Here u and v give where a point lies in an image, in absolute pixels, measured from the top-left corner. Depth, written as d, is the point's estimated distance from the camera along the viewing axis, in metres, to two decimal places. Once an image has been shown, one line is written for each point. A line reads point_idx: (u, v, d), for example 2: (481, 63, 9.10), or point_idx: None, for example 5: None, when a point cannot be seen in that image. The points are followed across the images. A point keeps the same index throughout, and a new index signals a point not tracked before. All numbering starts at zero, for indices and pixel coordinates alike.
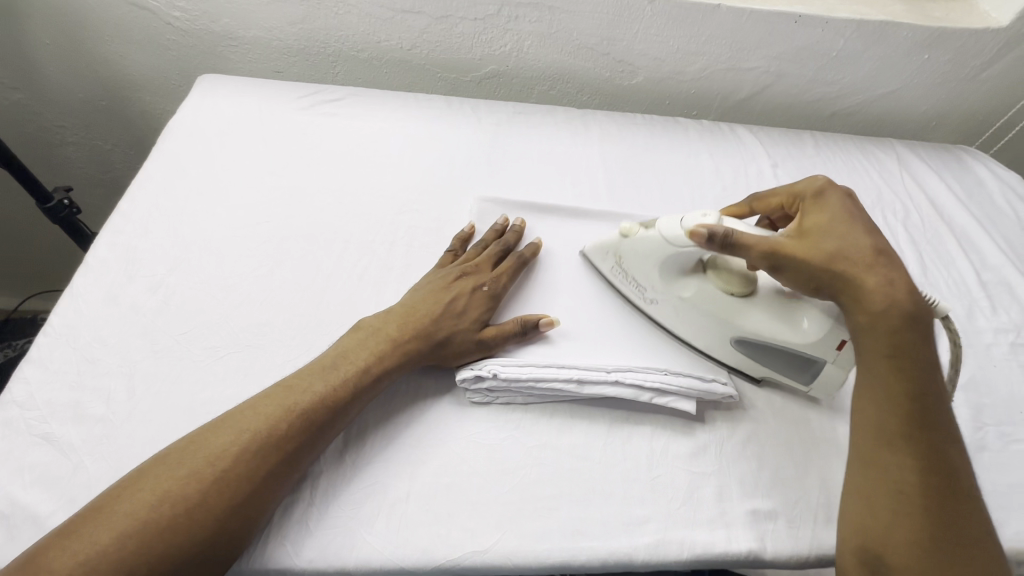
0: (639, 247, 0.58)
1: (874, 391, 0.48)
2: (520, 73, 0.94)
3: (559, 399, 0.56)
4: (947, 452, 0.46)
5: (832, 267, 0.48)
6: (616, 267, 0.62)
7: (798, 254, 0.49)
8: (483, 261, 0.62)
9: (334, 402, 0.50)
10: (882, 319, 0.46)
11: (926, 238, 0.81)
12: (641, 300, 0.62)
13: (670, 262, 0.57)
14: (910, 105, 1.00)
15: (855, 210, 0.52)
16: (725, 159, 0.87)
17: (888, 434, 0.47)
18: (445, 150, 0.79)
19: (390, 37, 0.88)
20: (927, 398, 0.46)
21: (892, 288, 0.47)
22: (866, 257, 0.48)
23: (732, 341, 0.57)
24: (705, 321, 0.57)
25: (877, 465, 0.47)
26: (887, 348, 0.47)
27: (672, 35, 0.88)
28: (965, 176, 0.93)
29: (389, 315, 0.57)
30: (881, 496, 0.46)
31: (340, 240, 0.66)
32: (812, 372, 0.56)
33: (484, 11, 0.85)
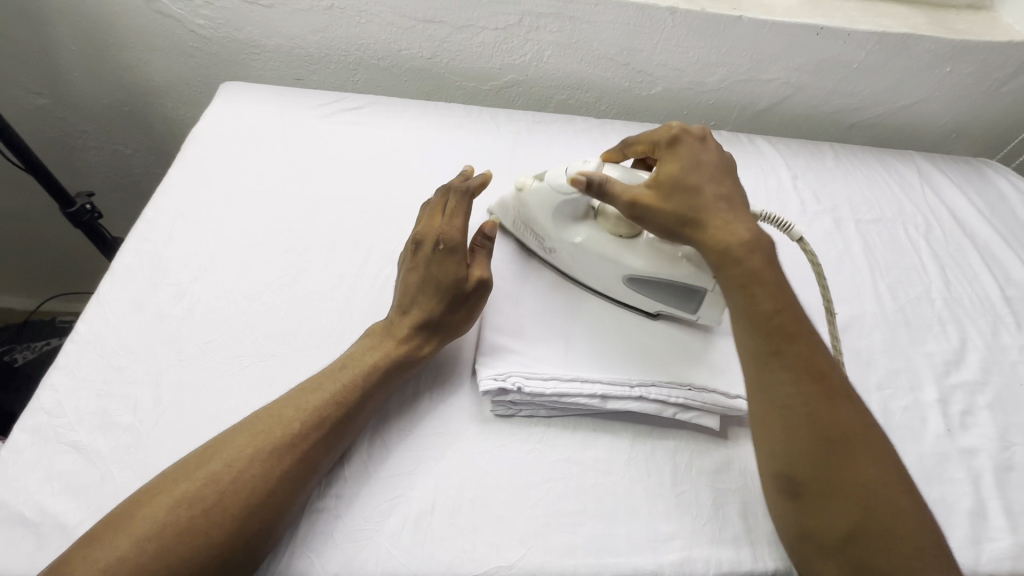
0: (531, 198, 0.63)
1: (740, 316, 0.51)
2: (539, 82, 0.94)
3: (582, 413, 0.56)
4: (816, 359, 0.49)
5: (682, 214, 0.55)
6: (517, 219, 0.67)
7: (653, 203, 0.55)
8: (425, 223, 0.59)
9: (350, 406, 0.50)
10: (731, 253, 0.52)
11: (949, 252, 0.80)
12: (546, 254, 0.66)
13: (557, 211, 0.61)
14: (931, 116, 0.99)
15: (701, 154, 0.58)
16: (745, 170, 0.86)
17: (760, 356, 0.50)
18: (466, 159, 0.79)
19: (411, 45, 0.88)
20: (783, 314, 0.50)
21: (733, 228, 0.53)
22: (711, 202, 0.55)
23: (624, 281, 0.61)
24: (599, 262, 0.61)
25: (760, 387, 0.49)
26: (737, 279, 0.52)
27: (693, 46, 0.88)
28: (985, 188, 0.92)
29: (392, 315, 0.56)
30: (771, 419, 0.48)
31: (362, 248, 0.67)
32: (697, 299, 0.59)
33: (505, 21, 0.85)
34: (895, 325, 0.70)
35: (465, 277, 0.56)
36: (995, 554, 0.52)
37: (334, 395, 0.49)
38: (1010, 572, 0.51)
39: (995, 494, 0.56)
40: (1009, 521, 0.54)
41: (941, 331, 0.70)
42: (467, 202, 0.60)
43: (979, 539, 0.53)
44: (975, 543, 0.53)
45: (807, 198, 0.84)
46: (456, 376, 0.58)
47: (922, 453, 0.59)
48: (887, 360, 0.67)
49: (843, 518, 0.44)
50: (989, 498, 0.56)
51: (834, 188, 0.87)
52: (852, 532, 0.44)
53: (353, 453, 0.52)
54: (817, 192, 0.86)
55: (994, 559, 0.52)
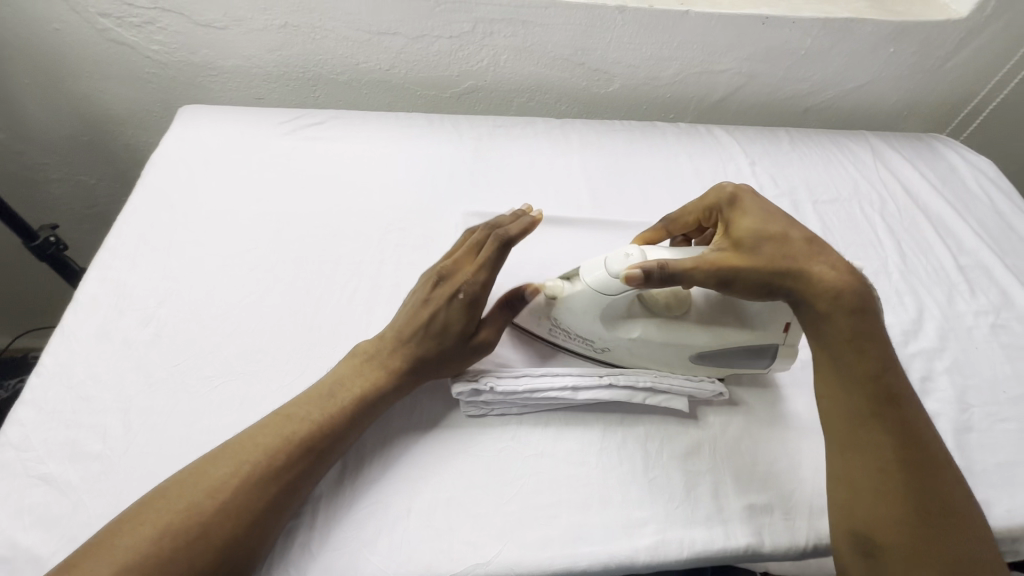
0: (567, 306, 0.55)
1: (842, 378, 0.50)
2: (498, 87, 0.95)
3: (555, 407, 0.57)
4: (916, 429, 0.49)
5: (778, 269, 0.51)
6: (548, 326, 0.58)
7: (742, 264, 0.51)
8: (457, 260, 0.57)
9: (330, 428, 0.50)
10: (840, 302, 0.50)
11: (904, 227, 0.83)
12: (596, 355, 0.59)
13: (608, 311, 0.55)
14: (881, 96, 1.02)
15: (767, 205, 0.55)
16: (705, 161, 0.88)
17: (857, 419, 0.49)
18: (429, 167, 0.80)
19: (368, 58, 0.89)
20: (887, 376, 0.50)
21: (835, 271, 0.51)
22: (803, 249, 0.52)
23: (696, 359, 0.57)
24: (666, 349, 0.56)
25: (854, 449, 0.49)
26: (846, 333, 0.50)
27: (645, 42, 0.90)
28: (937, 162, 0.95)
29: (377, 339, 0.56)
30: (863, 479, 0.48)
31: (328, 261, 0.67)
32: (769, 354, 0.58)
33: (459, 29, 0.86)
34: None
35: (472, 332, 0.56)
36: None
37: (319, 424, 0.50)
38: None
39: (955, 456, 0.58)
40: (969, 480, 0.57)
41: (899, 302, 0.72)
42: (505, 252, 0.57)
43: None
44: None
45: (766, 183, 0.87)
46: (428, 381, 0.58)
47: None
48: None
49: None
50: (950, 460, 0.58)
51: (791, 172, 0.89)
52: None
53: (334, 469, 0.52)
54: (775, 176, 0.88)
55: None
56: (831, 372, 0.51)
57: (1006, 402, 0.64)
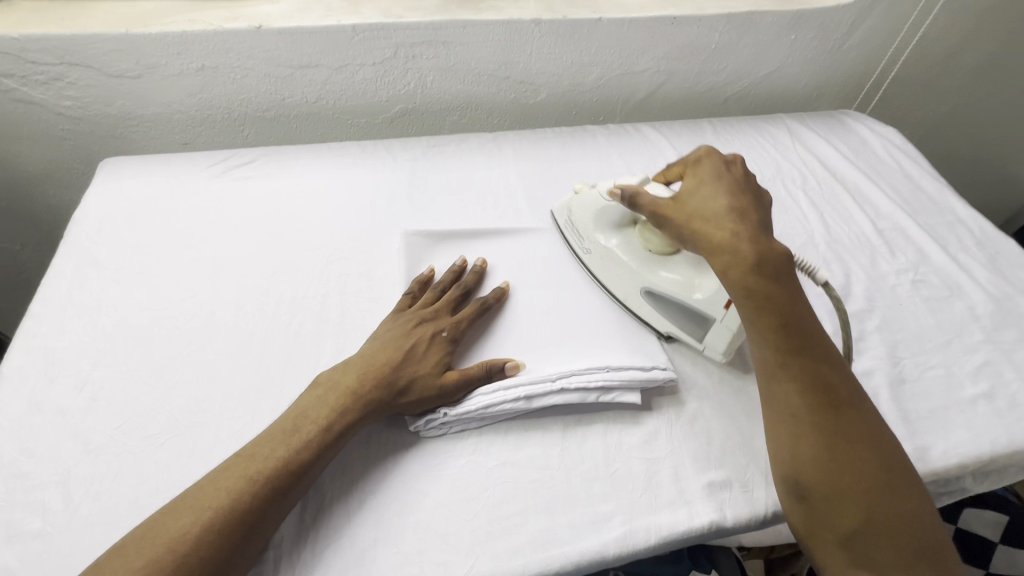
0: (580, 199, 0.71)
1: (750, 332, 0.54)
2: (428, 107, 0.97)
3: (512, 416, 0.57)
4: (823, 371, 0.52)
5: (693, 225, 0.56)
6: (564, 219, 0.74)
7: (671, 214, 0.58)
8: (441, 306, 0.62)
9: (284, 465, 0.48)
10: (730, 265, 0.53)
11: (824, 199, 0.88)
12: (582, 253, 0.71)
13: (602, 212, 0.68)
14: (792, 80, 1.09)
15: (726, 176, 0.59)
16: (635, 158, 0.92)
17: (769, 368, 0.53)
18: (366, 193, 0.80)
19: (294, 92, 0.89)
20: (794, 329, 0.53)
21: (736, 241, 0.54)
22: (720, 216, 0.56)
23: (643, 293, 0.64)
24: (624, 269, 0.66)
25: (771, 397, 0.53)
26: (744, 292, 0.53)
27: (564, 51, 0.93)
28: (849, 136, 1.02)
29: (344, 366, 0.56)
30: (782, 424, 0.52)
31: (270, 300, 0.66)
32: (707, 327, 0.62)
33: (381, 56, 0.87)
34: None
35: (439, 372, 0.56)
36: None
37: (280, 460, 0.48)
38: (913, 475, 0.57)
39: (893, 408, 0.62)
40: (906, 430, 0.60)
41: (828, 271, 0.77)
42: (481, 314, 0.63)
43: None
44: None
45: None
46: None
47: None
48: None
49: (850, 517, 0.47)
50: (889, 413, 0.61)
51: None
52: (855, 529, 0.47)
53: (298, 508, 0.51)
54: None
55: None
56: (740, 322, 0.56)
57: (932, 350, 0.68)
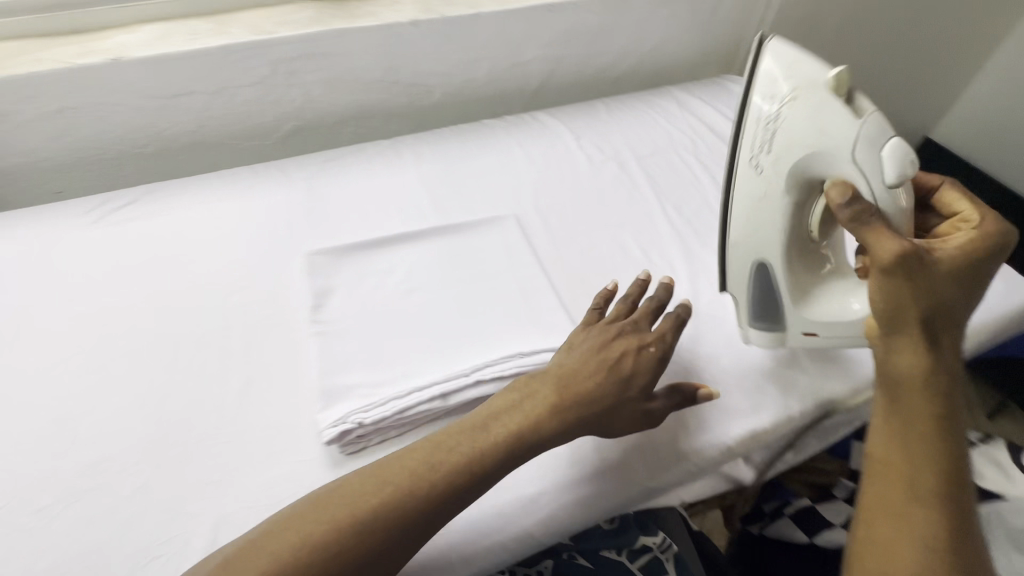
0: (822, 91, 0.51)
1: (908, 441, 0.45)
2: (321, 121, 0.94)
3: (432, 418, 0.58)
4: (968, 517, 0.43)
5: (920, 311, 0.45)
6: (776, 94, 0.54)
7: (919, 276, 0.45)
8: (640, 317, 0.61)
9: (482, 467, 0.50)
10: (922, 386, 0.45)
11: (714, 162, 0.93)
12: (750, 150, 0.57)
13: (889, 143, 0.49)
14: (674, 53, 1.14)
15: (984, 270, 0.48)
16: (535, 146, 0.93)
17: (919, 489, 0.43)
18: (262, 217, 0.78)
19: (171, 123, 0.85)
20: (964, 465, 0.44)
21: (938, 366, 0.45)
22: (947, 325, 0.46)
23: (756, 259, 0.60)
24: (766, 220, 0.58)
25: (905, 517, 0.43)
26: (931, 412, 0.45)
27: (448, 49, 0.93)
28: (732, 99, 1.08)
29: (545, 379, 0.55)
30: (910, 553, 0.42)
31: (167, 343, 0.63)
32: (775, 327, 0.63)
33: (259, 74, 0.84)
34: (687, 236, 0.80)
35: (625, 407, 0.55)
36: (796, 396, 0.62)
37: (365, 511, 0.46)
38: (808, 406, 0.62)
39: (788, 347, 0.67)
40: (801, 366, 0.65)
41: None
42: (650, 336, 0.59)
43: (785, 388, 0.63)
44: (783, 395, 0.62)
45: (592, 152, 0.93)
46: (295, 431, 0.56)
47: (731, 334, 0.67)
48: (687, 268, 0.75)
49: None
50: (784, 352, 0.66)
51: (612, 136, 0.97)
52: None
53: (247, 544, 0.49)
54: (599, 144, 0.95)
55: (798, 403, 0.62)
56: (895, 420, 0.46)
57: None
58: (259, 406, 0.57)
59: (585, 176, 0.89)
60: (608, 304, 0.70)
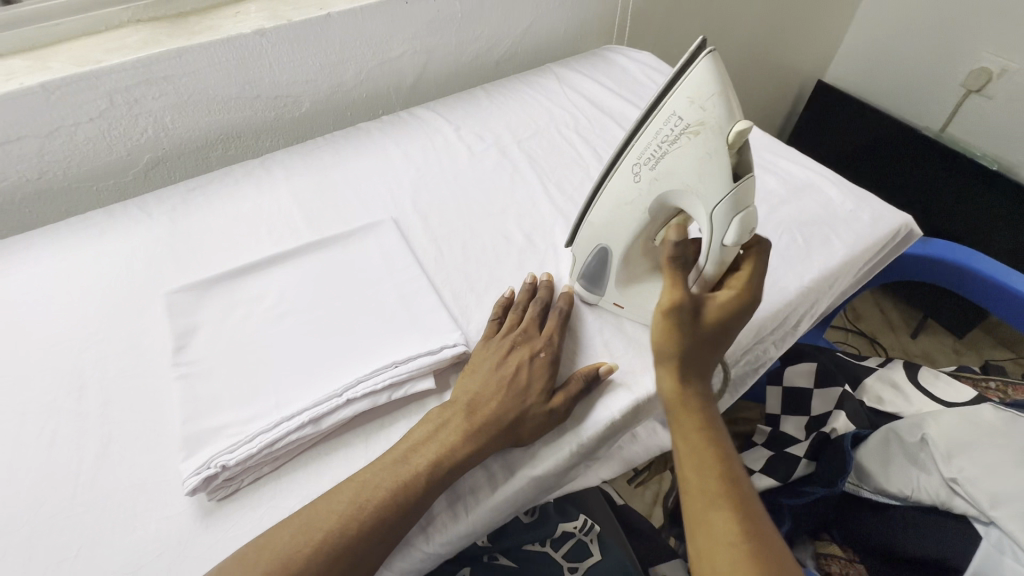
0: (718, 140, 0.45)
1: (692, 455, 0.50)
2: (182, 148, 0.89)
3: (310, 445, 0.55)
4: (755, 504, 0.48)
5: (677, 349, 0.52)
6: (682, 120, 0.47)
7: (681, 322, 0.52)
8: (527, 322, 0.61)
9: (393, 509, 0.48)
10: (683, 406, 0.52)
11: (596, 134, 0.93)
12: (637, 157, 0.51)
13: (722, 208, 0.47)
14: (551, 30, 1.13)
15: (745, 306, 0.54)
16: (413, 143, 0.90)
17: (710, 492, 0.47)
18: (118, 261, 0.72)
19: (5, 175, 0.78)
20: (734, 463, 0.50)
21: (690, 385, 0.53)
22: (705, 353, 0.54)
23: (601, 245, 0.58)
24: (622, 223, 0.55)
25: (705, 522, 0.47)
26: (693, 424, 0.51)
27: (307, 55, 0.89)
28: (611, 69, 1.08)
29: (452, 406, 0.54)
30: (719, 556, 0.45)
31: (10, 415, 0.58)
32: (607, 298, 0.63)
33: (95, 109, 0.78)
34: (569, 213, 0.79)
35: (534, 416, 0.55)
36: None
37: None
38: None
39: None
40: None
41: None
42: (553, 341, 0.59)
43: None
44: None
45: (473, 141, 0.91)
46: (160, 486, 0.53)
47: None
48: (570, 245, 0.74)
49: None
50: None
51: (493, 123, 0.95)
52: None
53: None
54: (480, 132, 0.93)
55: None
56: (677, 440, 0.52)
57: None
58: (119, 466, 0.54)
59: (465, 167, 0.86)
60: (491, 295, 0.69)
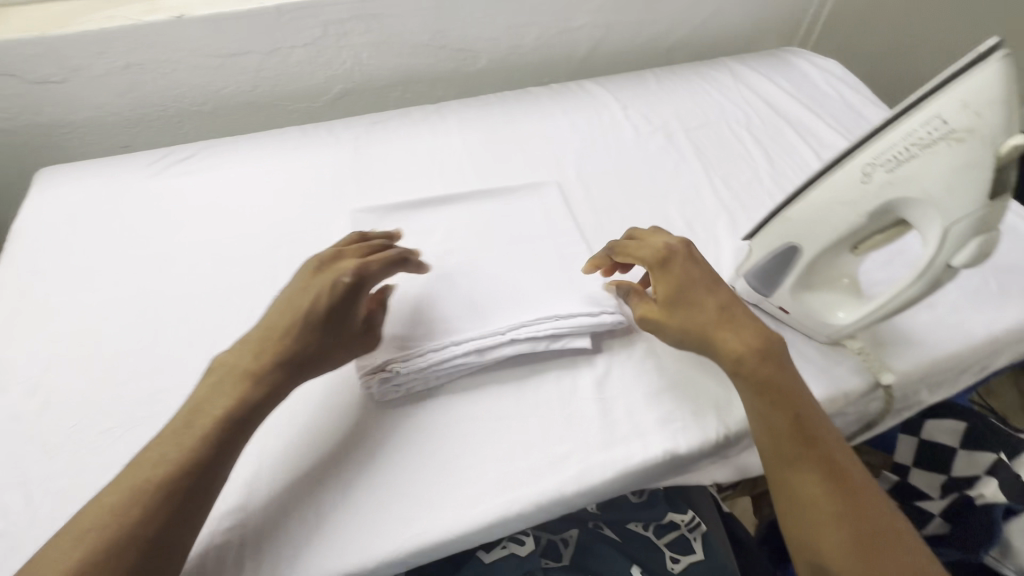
0: (985, 151, 0.44)
1: (764, 422, 0.52)
2: (368, 85, 0.96)
3: (468, 373, 0.59)
4: (838, 461, 0.51)
5: (687, 327, 0.56)
6: (947, 124, 0.45)
7: (662, 316, 0.57)
8: (349, 251, 0.59)
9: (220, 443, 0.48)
10: (742, 365, 0.53)
11: (769, 135, 0.89)
12: (871, 156, 0.49)
13: (966, 222, 0.46)
14: (731, 24, 1.09)
15: (693, 270, 0.57)
16: (579, 114, 0.91)
17: (789, 460, 0.51)
18: (310, 175, 0.79)
19: (228, 83, 0.88)
20: (803, 412, 0.52)
21: (740, 339, 0.54)
22: (717, 313, 0.55)
23: (790, 243, 0.56)
24: (826, 225, 0.53)
25: (791, 490, 0.50)
26: (756, 389, 0.53)
27: (498, 13, 0.92)
28: (791, 72, 1.02)
29: (241, 350, 0.52)
30: (811, 517, 0.49)
31: (219, 288, 0.66)
32: (771, 296, 0.62)
33: (311, 36, 0.86)
34: (734, 210, 0.77)
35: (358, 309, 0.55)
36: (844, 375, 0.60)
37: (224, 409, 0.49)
38: (857, 386, 0.59)
39: None
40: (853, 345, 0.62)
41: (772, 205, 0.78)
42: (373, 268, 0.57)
43: (830, 367, 0.60)
44: (827, 373, 0.60)
45: (639, 122, 0.91)
46: (335, 378, 0.58)
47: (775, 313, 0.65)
48: (734, 241, 0.73)
49: None
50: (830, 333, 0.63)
51: (661, 107, 0.94)
52: None
53: (280, 488, 0.52)
54: (647, 115, 0.92)
55: (844, 381, 0.59)
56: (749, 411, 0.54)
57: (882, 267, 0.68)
58: None
59: (630, 145, 0.86)
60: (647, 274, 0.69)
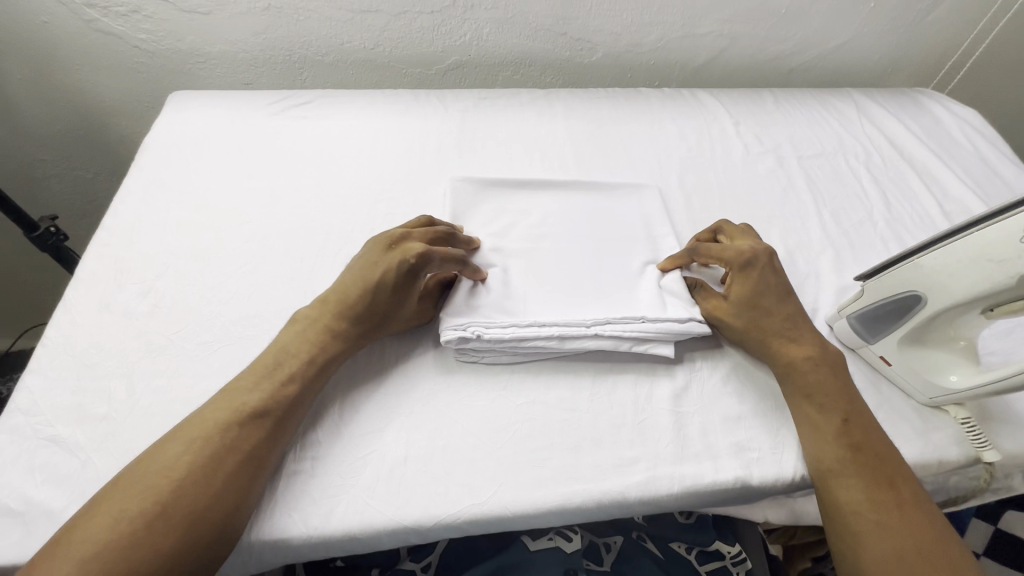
0: None
1: (808, 423, 0.54)
2: (482, 61, 0.96)
3: (545, 356, 0.58)
4: (885, 468, 0.50)
5: (751, 330, 0.58)
6: None
7: (727, 316, 0.59)
8: (417, 231, 0.59)
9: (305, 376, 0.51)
10: (797, 368, 0.55)
11: (889, 177, 0.84)
12: None
13: None
14: (863, 54, 1.04)
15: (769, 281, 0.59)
16: (689, 122, 0.89)
17: (828, 462, 0.51)
18: (416, 138, 0.81)
19: (353, 38, 0.90)
20: (853, 419, 0.53)
21: (801, 348, 0.56)
22: (781, 324, 0.58)
23: (914, 292, 0.53)
24: (963, 281, 0.50)
25: (828, 491, 0.51)
26: (802, 391, 0.55)
27: (625, 8, 0.90)
28: (922, 115, 0.96)
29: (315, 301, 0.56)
30: (847, 522, 0.49)
31: (320, 230, 0.69)
32: (875, 342, 0.59)
33: (440, 4, 0.87)
34: (841, 248, 0.73)
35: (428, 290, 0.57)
36: (941, 442, 0.56)
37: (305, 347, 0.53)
38: (957, 457, 0.55)
39: None
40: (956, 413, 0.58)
41: (883, 249, 0.74)
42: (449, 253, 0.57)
43: (927, 430, 0.57)
44: (922, 436, 0.56)
45: (750, 141, 0.87)
46: (417, 337, 0.59)
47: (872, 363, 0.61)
48: (838, 280, 0.69)
49: None
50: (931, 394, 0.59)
51: (775, 129, 0.90)
52: None
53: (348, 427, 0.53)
54: (759, 135, 0.88)
55: (941, 447, 0.55)
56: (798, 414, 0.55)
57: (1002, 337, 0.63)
58: None
59: (738, 163, 0.83)
60: None
